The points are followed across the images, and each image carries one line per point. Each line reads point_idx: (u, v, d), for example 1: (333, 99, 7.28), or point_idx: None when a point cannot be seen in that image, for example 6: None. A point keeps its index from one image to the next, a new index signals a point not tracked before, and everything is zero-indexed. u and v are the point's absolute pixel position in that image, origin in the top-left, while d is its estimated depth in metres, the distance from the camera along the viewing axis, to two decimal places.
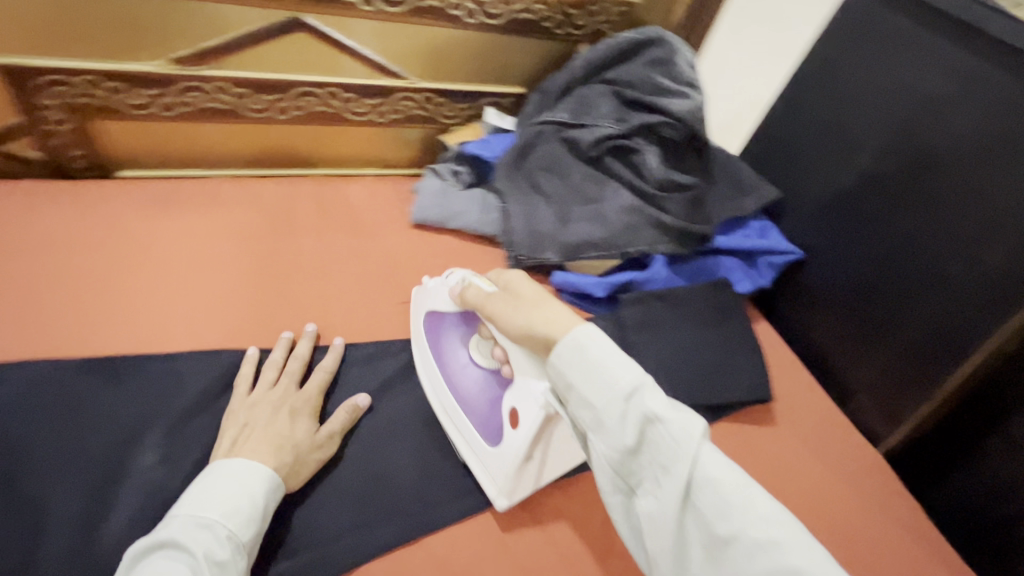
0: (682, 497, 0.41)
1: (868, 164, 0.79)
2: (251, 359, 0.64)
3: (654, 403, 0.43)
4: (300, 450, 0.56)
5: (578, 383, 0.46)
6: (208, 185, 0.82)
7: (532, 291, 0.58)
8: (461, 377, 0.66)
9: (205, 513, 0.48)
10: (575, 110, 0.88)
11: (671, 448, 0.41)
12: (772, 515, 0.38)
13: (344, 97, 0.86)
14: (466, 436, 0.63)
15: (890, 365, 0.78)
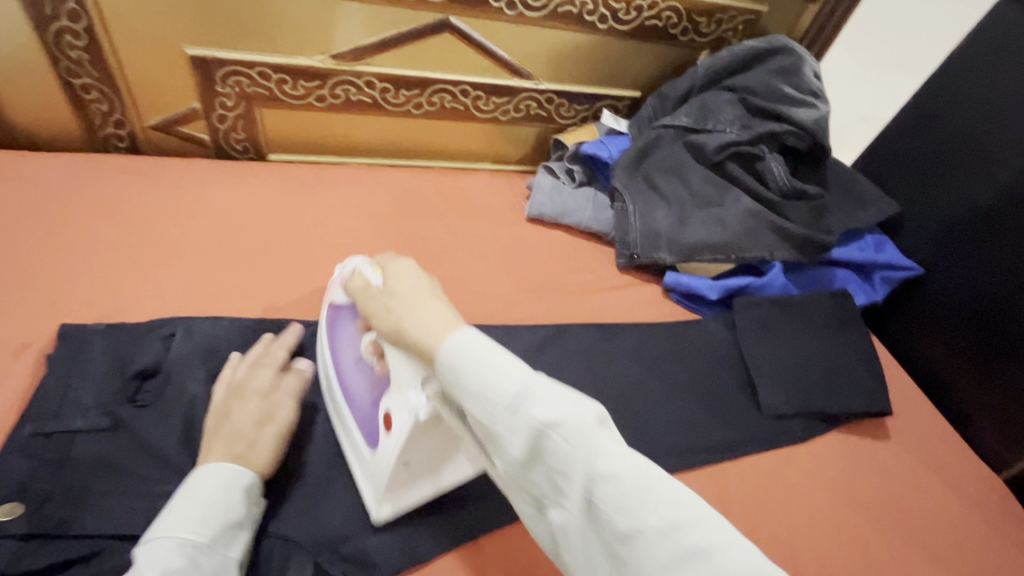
0: (586, 497, 0.38)
1: (1011, 184, 0.77)
2: (234, 364, 0.61)
3: (541, 408, 0.39)
4: (244, 431, 0.54)
5: (463, 395, 0.42)
6: (348, 171, 0.91)
7: (405, 286, 0.51)
8: (348, 378, 0.62)
9: (155, 532, 0.47)
10: (697, 115, 0.87)
11: (567, 455, 0.38)
12: (665, 494, 0.37)
13: (474, 95, 0.92)
14: (353, 440, 0.59)
15: (1020, 389, 0.76)
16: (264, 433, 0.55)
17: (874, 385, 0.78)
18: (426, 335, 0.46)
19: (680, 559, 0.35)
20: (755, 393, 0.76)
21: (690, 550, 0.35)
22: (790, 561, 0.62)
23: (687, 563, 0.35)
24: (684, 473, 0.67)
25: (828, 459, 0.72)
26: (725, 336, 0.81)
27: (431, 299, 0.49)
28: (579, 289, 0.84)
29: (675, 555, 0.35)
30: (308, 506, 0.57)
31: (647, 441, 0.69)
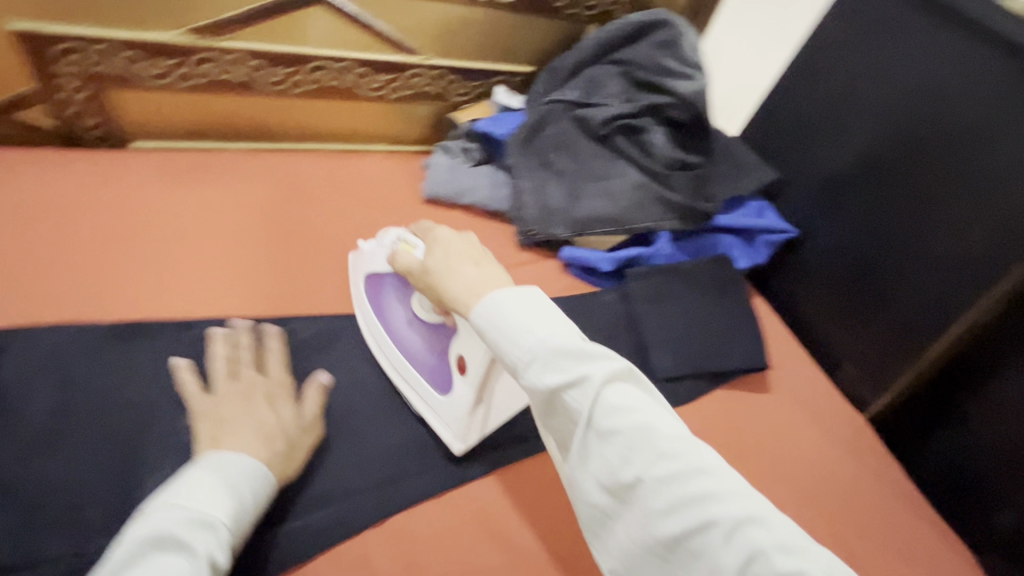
0: (598, 447, 0.42)
1: (864, 149, 0.83)
2: (187, 366, 0.60)
3: (556, 365, 0.44)
4: (290, 435, 0.57)
5: (498, 348, 0.47)
6: (223, 158, 0.85)
7: (443, 254, 0.57)
8: (405, 337, 0.69)
9: (210, 513, 0.46)
10: (585, 90, 0.88)
11: (580, 407, 0.43)
12: (669, 446, 0.41)
13: (358, 73, 0.88)
14: (421, 390, 0.67)
15: (878, 336, 0.83)
16: (301, 436, 0.58)
17: (753, 343, 0.83)
18: (473, 296, 0.51)
19: (677, 504, 0.39)
20: (647, 360, 0.79)
21: (688, 495, 0.39)
22: None
23: (685, 508, 0.39)
24: None
25: (712, 413, 0.77)
26: (619, 306, 0.84)
27: (473, 261, 0.56)
28: None
29: (674, 501, 0.39)
30: None
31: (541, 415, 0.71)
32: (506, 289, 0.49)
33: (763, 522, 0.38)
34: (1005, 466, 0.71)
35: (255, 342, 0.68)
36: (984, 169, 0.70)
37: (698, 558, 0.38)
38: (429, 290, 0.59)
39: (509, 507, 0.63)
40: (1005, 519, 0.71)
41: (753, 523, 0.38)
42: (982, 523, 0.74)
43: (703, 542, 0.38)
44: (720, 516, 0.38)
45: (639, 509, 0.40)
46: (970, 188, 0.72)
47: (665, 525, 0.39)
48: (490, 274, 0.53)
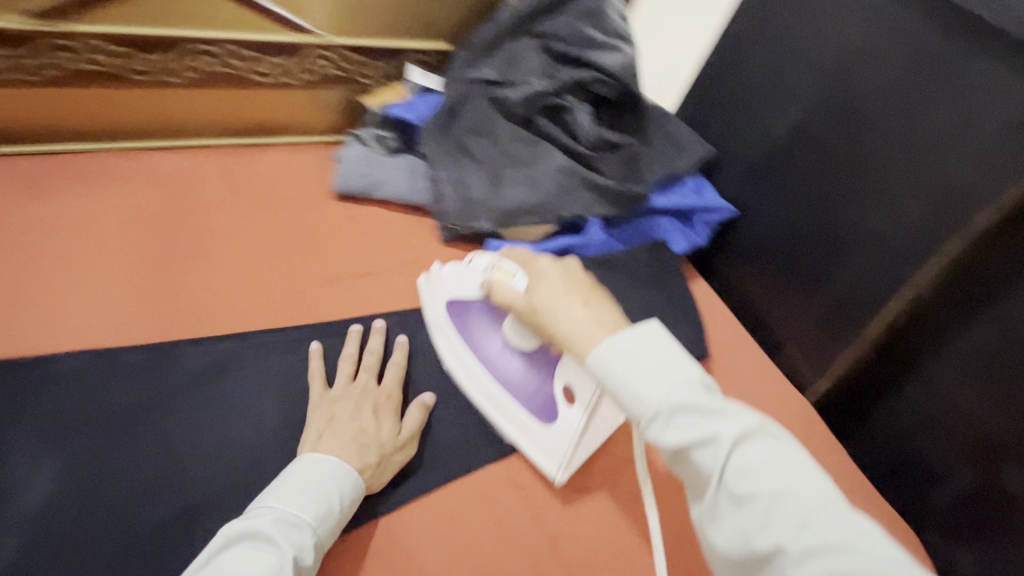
0: (731, 510, 0.41)
1: (799, 119, 0.79)
2: (316, 354, 0.64)
3: (677, 418, 0.43)
4: (383, 451, 0.58)
5: (616, 395, 0.47)
6: (97, 162, 0.75)
7: (550, 291, 0.56)
8: (500, 364, 0.68)
9: (299, 513, 0.49)
10: (502, 68, 0.81)
11: (713, 466, 0.41)
12: (813, 517, 0.38)
13: (246, 56, 0.78)
14: (515, 417, 0.66)
15: (820, 316, 0.81)
16: (394, 454, 0.60)
17: (691, 333, 0.79)
18: (586, 339, 0.51)
19: None
20: None
21: (836, 575, 0.36)
22: (600, 527, 0.63)
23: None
24: (500, 459, 0.66)
25: None
26: None
27: (579, 288, 0.56)
28: (394, 271, 0.77)
29: None
30: None
31: (465, 431, 0.67)
32: (623, 329, 0.48)
33: None
34: (944, 443, 0.69)
35: (134, 373, 0.61)
36: (915, 138, 0.66)
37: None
38: (537, 327, 0.58)
39: (426, 540, 0.58)
40: (942, 496, 0.70)
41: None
42: (920, 501, 0.73)
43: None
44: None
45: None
46: (903, 158, 0.68)
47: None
48: (603, 316, 0.52)
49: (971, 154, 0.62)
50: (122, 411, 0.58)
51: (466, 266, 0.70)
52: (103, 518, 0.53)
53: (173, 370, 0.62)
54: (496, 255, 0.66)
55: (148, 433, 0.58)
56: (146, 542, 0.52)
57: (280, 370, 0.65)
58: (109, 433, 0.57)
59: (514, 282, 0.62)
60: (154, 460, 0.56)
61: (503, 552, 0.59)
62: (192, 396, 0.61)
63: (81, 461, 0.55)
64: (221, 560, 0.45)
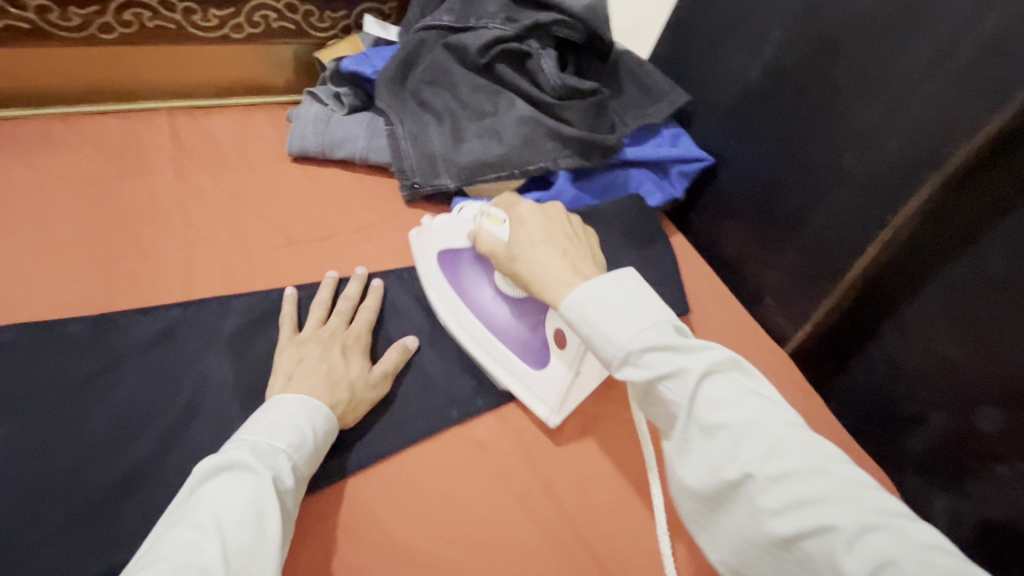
0: (699, 441, 0.41)
1: (774, 57, 0.74)
2: (292, 299, 0.63)
3: (645, 357, 0.43)
4: (355, 388, 0.57)
5: (591, 342, 0.47)
6: (31, 126, 0.70)
7: (530, 239, 0.57)
8: (492, 312, 0.66)
9: (275, 441, 0.48)
10: (458, 11, 0.78)
11: (680, 401, 0.41)
12: (778, 441, 0.39)
13: (183, 8, 0.74)
14: (510, 365, 0.64)
15: (798, 265, 0.78)
16: (367, 392, 0.59)
17: (667, 289, 0.76)
18: (563, 288, 0.51)
19: (792, 501, 0.37)
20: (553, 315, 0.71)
21: (801, 496, 0.37)
22: (575, 487, 0.60)
23: (797, 508, 0.36)
24: (470, 422, 0.63)
25: None
26: None
27: (559, 230, 0.58)
28: (353, 233, 0.74)
29: (793, 502, 0.37)
30: None
31: (434, 392, 0.63)
32: (595, 277, 0.48)
33: (887, 525, 0.35)
34: (917, 389, 0.68)
35: (72, 347, 0.56)
36: (893, 68, 0.62)
37: (814, 562, 0.36)
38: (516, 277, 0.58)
39: (393, 506, 0.55)
40: (919, 441, 0.69)
41: (876, 530, 0.34)
42: (896, 447, 0.72)
43: (823, 547, 0.35)
44: (838, 519, 0.35)
45: (747, 506, 0.39)
46: (879, 90, 0.64)
47: (777, 523, 0.37)
48: (581, 266, 0.53)
49: (948, 80, 0.58)
50: (60, 381, 0.54)
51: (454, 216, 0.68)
52: (43, 495, 0.49)
53: (114, 339, 0.58)
54: (486, 203, 0.65)
55: (90, 404, 0.54)
56: (88, 514, 0.49)
57: (230, 336, 0.61)
58: (46, 404, 0.53)
59: (499, 231, 0.61)
60: (96, 430, 0.53)
61: (474, 513, 0.56)
62: (137, 365, 0.57)
63: (13, 436, 0.51)
64: (199, 495, 0.42)
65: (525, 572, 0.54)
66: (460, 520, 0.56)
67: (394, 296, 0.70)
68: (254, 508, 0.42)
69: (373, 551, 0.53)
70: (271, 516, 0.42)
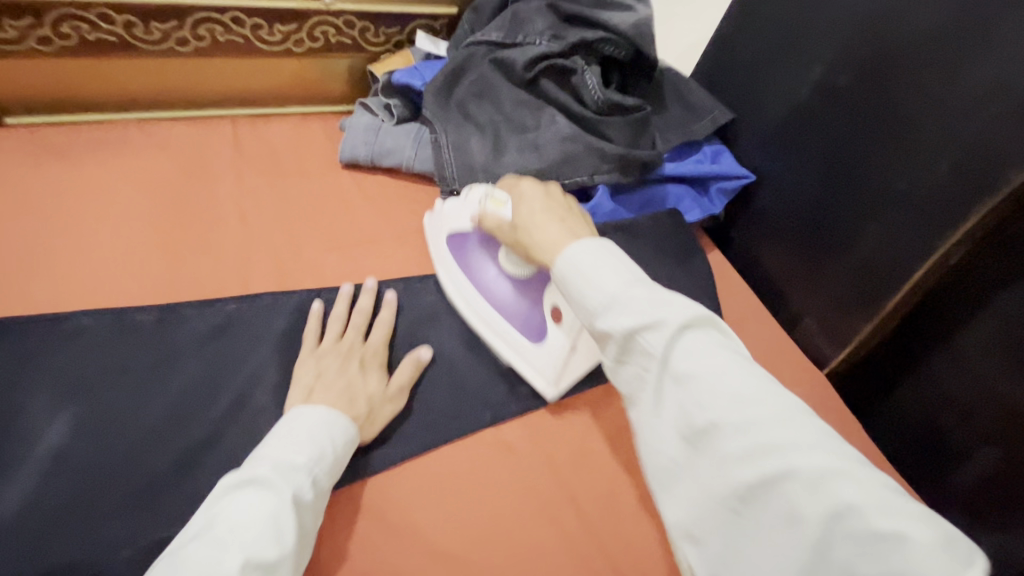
0: (672, 391, 0.42)
1: (823, 78, 0.74)
2: (315, 313, 0.64)
3: (626, 309, 0.43)
4: (373, 401, 0.59)
5: (576, 297, 0.47)
6: (111, 131, 0.77)
7: (530, 208, 0.59)
8: (495, 291, 0.68)
9: (296, 456, 0.49)
10: (508, 28, 0.81)
11: (656, 352, 0.42)
12: (745, 392, 0.40)
13: (253, 24, 0.79)
14: (512, 341, 0.67)
15: (839, 286, 0.77)
16: (383, 404, 0.60)
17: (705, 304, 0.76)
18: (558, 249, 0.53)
19: (755, 449, 0.38)
20: None
21: (764, 444, 0.38)
22: (604, 497, 0.61)
23: (759, 455, 0.38)
24: (504, 426, 0.64)
25: None
26: None
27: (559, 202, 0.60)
28: (398, 239, 0.77)
29: (755, 449, 0.38)
30: (42, 533, 0.49)
31: (470, 394, 0.65)
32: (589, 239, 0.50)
33: (846, 473, 0.36)
34: (967, 421, 0.66)
35: (139, 334, 0.61)
36: (946, 92, 0.62)
37: (772, 509, 0.37)
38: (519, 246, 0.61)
39: (428, 503, 0.57)
40: (965, 477, 0.67)
41: (834, 474, 0.36)
42: (939, 483, 0.70)
43: (780, 493, 0.36)
44: (796, 465, 0.36)
45: (711, 454, 0.40)
46: (932, 113, 0.63)
47: (738, 470, 0.38)
48: (578, 231, 0.54)
49: (1004, 108, 0.57)
50: (130, 365, 0.59)
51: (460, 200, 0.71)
52: (106, 470, 0.52)
53: (178, 329, 0.62)
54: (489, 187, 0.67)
55: (153, 388, 0.58)
56: (148, 492, 0.52)
57: (281, 331, 0.64)
58: (115, 386, 0.57)
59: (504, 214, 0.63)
60: (159, 416, 0.56)
61: (507, 515, 0.58)
62: (197, 354, 0.61)
63: (85, 414, 0.55)
64: (220, 508, 0.43)
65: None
66: (494, 520, 0.57)
67: (435, 300, 0.72)
68: (272, 523, 0.43)
69: (405, 544, 0.54)
70: (287, 532, 0.43)
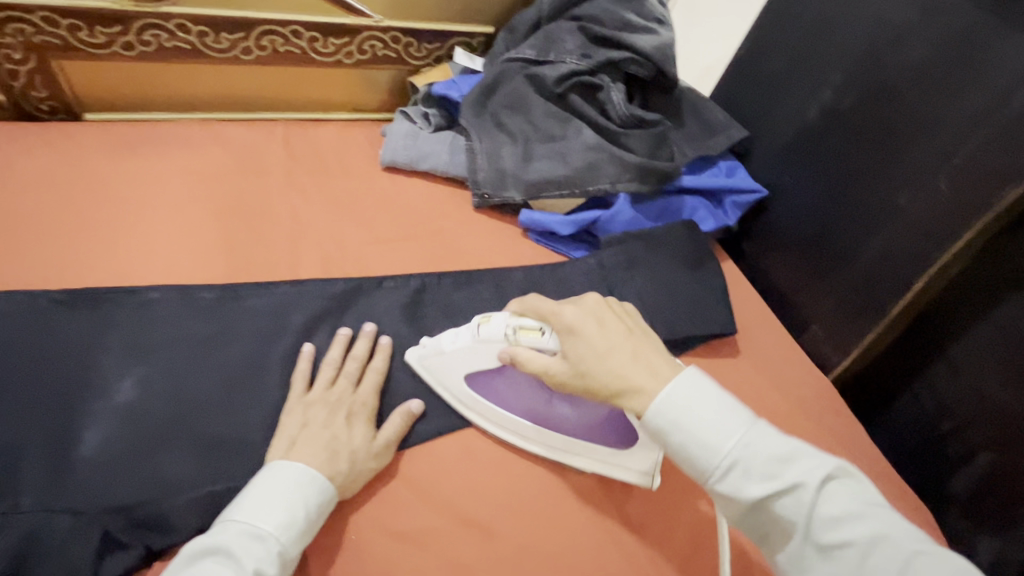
0: (822, 557, 0.42)
1: (831, 100, 0.79)
2: (308, 356, 0.64)
3: (753, 473, 0.44)
4: (355, 457, 0.57)
5: (687, 454, 0.47)
6: (177, 128, 0.85)
7: (588, 347, 0.53)
8: (552, 413, 0.64)
9: (261, 525, 0.48)
10: (539, 47, 0.87)
11: (797, 515, 0.43)
12: (902, 553, 0.40)
13: (309, 37, 0.87)
14: (594, 456, 0.63)
15: (844, 296, 0.81)
16: (366, 461, 0.58)
17: (719, 308, 0.81)
18: (642, 389, 0.50)
19: None
20: None
21: None
22: (618, 480, 0.65)
23: None
24: None
25: None
26: (592, 273, 0.81)
27: (612, 320, 0.55)
28: (432, 237, 0.83)
29: None
30: (111, 478, 0.54)
31: None
32: (678, 378, 0.49)
33: None
34: (965, 427, 0.69)
35: (199, 311, 0.67)
36: (944, 116, 0.67)
37: None
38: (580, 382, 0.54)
39: (454, 475, 0.62)
40: (962, 482, 0.69)
41: None
42: (940, 487, 0.72)
43: None
44: None
45: None
46: (931, 135, 0.68)
47: None
48: (648, 358, 0.52)
49: (997, 130, 0.62)
50: (187, 336, 0.65)
51: (469, 336, 0.62)
52: (166, 429, 0.58)
53: (232, 307, 0.68)
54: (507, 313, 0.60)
55: (209, 359, 0.64)
56: (203, 453, 0.57)
57: (325, 314, 0.70)
58: (174, 355, 0.63)
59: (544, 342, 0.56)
60: (213, 384, 0.62)
61: (527, 491, 0.62)
62: (250, 331, 0.67)
63: (148, 378, 0.61)
64: None
65: (572, 549, 0.59)
66: (515, 494, 0.62)
67: (465, 293, 0.77)
68: None
69: (434, 510, 0.59)
70: None
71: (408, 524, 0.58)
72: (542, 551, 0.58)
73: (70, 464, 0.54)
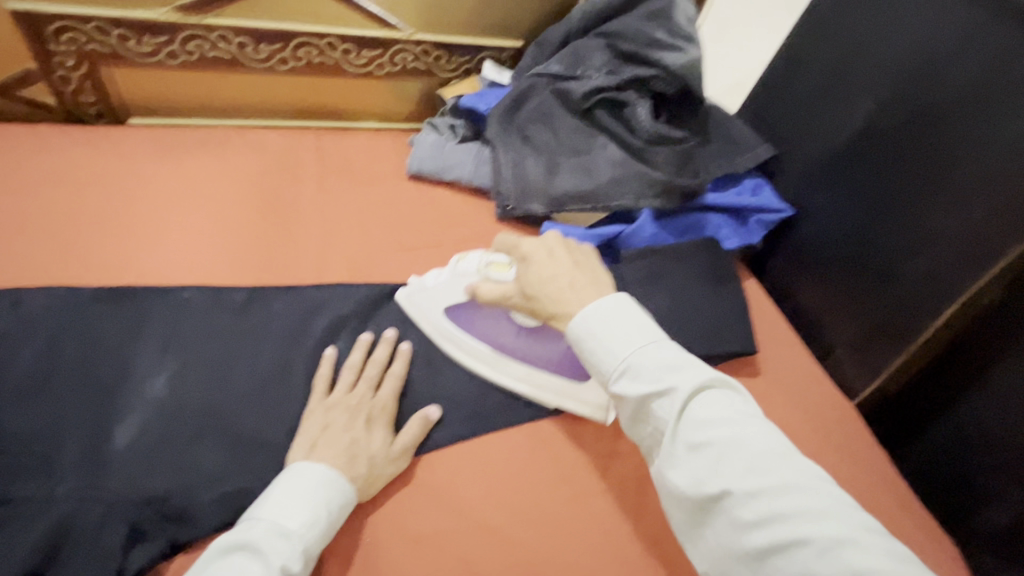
0: (687, 458, 0.44)
1: (864, 121, 0.79)
2: (330, 359, 0.65)
3: (642, 377, 0.47)
4: (374, 461, 0.58)
5: (592, 361, 0.50)
6: (215, 134, 0.88)
7: (538, 274, 0.58)
8: (516, 346, 0.71)
9: (287, 522, 0.49)
10: (568, 62, 0.89)
11: (670, 420, 0.45)
12: (759, 462, 0.42)
13: (343, 48, 0.90)
14: (552, 388, 0.69)
15: (872, 319, 0.79)
16: (385, 465, 0.59)
17: (740, 326, 0.80)
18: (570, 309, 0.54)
19: (765, 514, 0.40)
20: None
21: (775, 512, 0.40)
22: (633, 496, 0.64)
23: (772, 522, 0.39)
24: (541, 421, 0.69)
25: None
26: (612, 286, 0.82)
27: (563, 252, 0.59)
28: (454, 245, 0.84)
29: (767, 516, 0.40)
30: (140, 470, 0.56)
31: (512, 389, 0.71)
32: (604, 299, 0.52)
33: (857, 540, 0.37)
34: (998, 459, 0.67)
35: (228, 311, 0.69)
36: (982, 140, 0.66)
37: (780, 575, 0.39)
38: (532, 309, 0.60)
39: (469, 483, 0.62)
40: (995, 517, 0.67)
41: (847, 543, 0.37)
42: (972, 520, 0.70)
43: (790, 560, 0.38)
44: (808, 534, 0.38)
45: (725, 517, 0.42)
46: (967, 159, 0.67)
47: (750, 535, 0.40)
48: (588, 282, 0.56)
49: None
50: (215, 336, 0.67)
51: (449, 273, 0.71)
52: (193, 425, 0.60)
53: (259, 309, 0.70)
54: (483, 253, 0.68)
55: (236, 357, 0.66)
56: (227, 448, 0.59)
57: (349, 318, 0.72)
58: (203, 353, 0.65)
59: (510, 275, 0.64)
60: (239, 382, 0.64)
61: (541, 502, 0.62)
62: (275, 332, 0.69)
63: (178, 374, 0.63)
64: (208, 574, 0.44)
65: (584, 564, 0.59)
66: (529, 505, 0.62)
67: None
68: None
69: (448, 518, 0.59)
70: None
71: (422, 530, 0.58)
72: (554, 565, 0.58)
73: (100, 455, 0.56)
